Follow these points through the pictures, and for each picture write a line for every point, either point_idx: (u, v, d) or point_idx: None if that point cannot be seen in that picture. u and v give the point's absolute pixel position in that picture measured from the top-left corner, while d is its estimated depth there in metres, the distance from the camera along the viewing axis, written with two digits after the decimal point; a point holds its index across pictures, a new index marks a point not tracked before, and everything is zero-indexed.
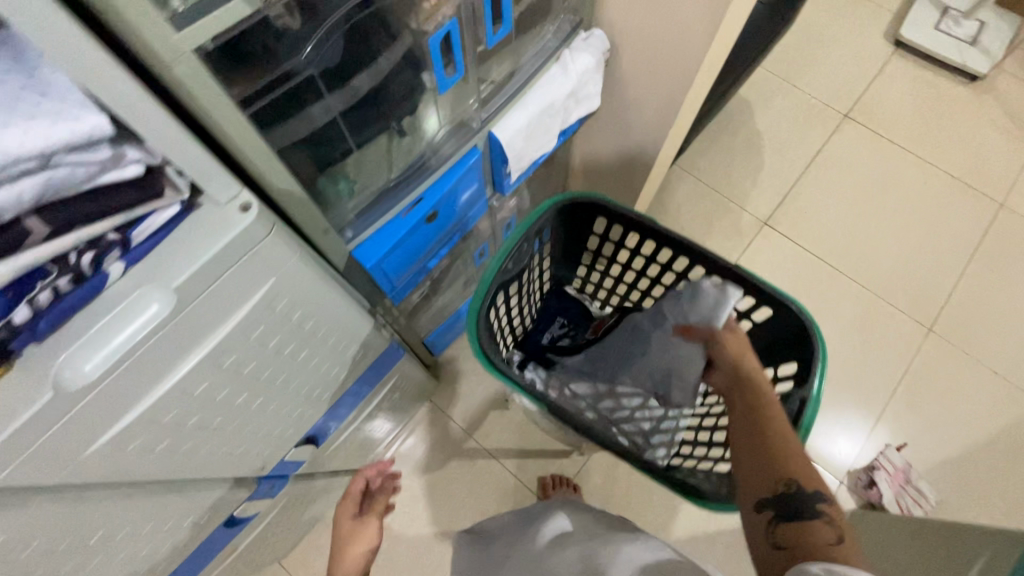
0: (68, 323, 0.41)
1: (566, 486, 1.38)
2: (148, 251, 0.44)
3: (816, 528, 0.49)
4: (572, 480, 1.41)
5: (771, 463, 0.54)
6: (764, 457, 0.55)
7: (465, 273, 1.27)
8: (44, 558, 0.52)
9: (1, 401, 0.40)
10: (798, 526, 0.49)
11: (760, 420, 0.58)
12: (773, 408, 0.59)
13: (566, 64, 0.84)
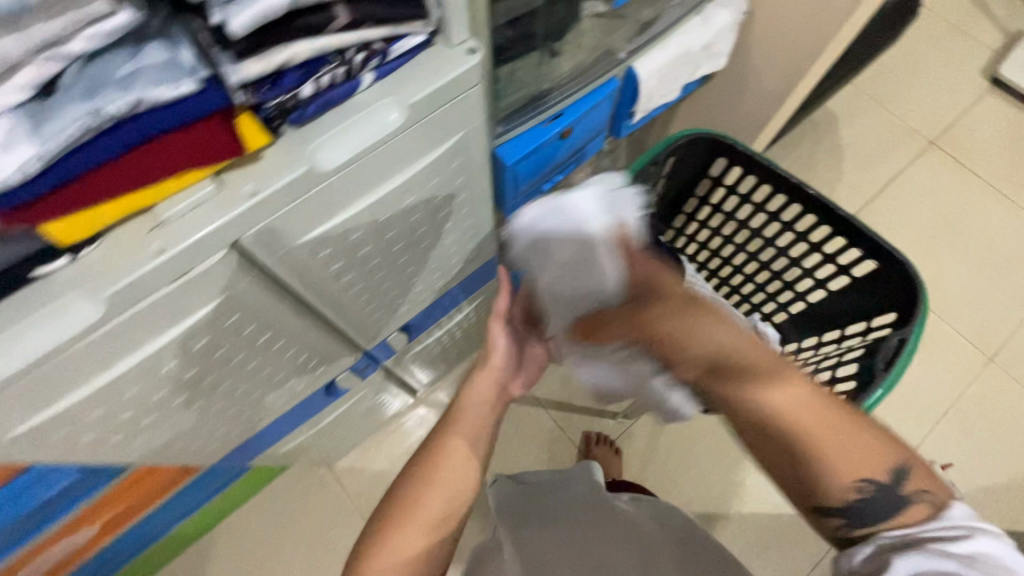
0: (326, 114, 0.49)
1: (608, 445, 1.42)
2: (393, 70, 0.51)
3: (901, 513, 0.50)
4: (613, 441, 1.45)
5: (812, 479, 0.51)
6: (811, 464, 0.51)
7: None
8: (230, 340, 0.60)
9: (270, 165, 0.48)
10: (881, 526, 0.50)
11: (791, 422, 0.50)
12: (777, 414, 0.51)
13: (707, 17, 0.90)
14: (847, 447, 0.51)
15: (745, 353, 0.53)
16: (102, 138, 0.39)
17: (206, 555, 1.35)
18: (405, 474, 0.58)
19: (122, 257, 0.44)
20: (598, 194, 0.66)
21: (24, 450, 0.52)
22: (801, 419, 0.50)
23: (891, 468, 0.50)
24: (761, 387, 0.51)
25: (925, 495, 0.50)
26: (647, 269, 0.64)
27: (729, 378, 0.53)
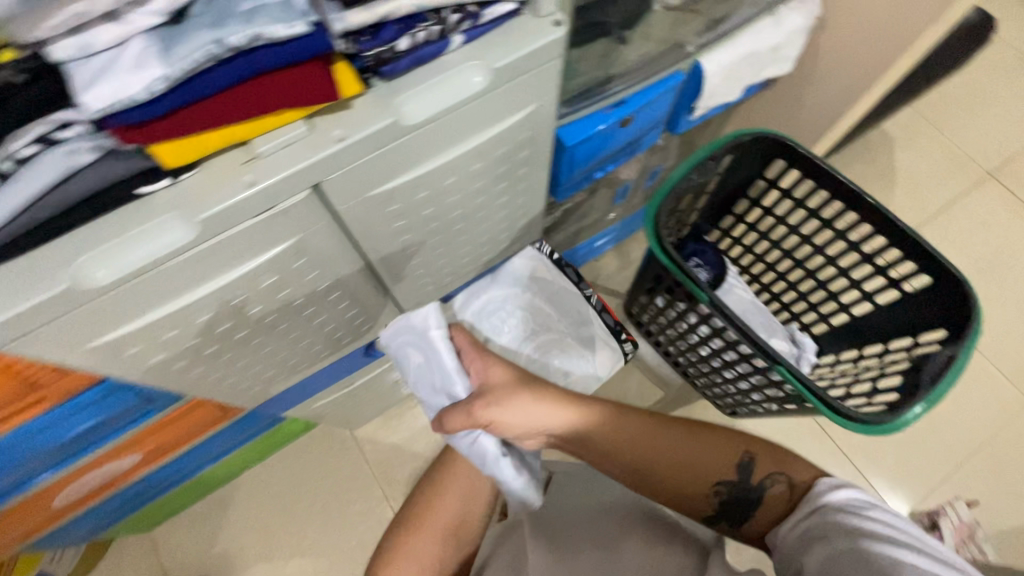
0: (415, 70, 0.52)
1: None
2: (480, 35, 0.53)
3: (765, 504, 0.62)
4: None
5: (689, 496, 0.65)
6: (681, 488, 0.65)
7: (595, 212, 1.34)
8: (293, 283, 0.62)
9: (360, 112, 0.50)
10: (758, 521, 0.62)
11: (628, 451, 0.66)
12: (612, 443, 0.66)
13: (779, 19, 0.90)
14: (692, 464, 0.66)
15: (583, 414, 0.67)
16: (217, 68, 0.42)
17: (227, 503, 1.40)
18: (416, 496, 0.77)
19: (216, 184, 0.47)
20: (418, 317, 0.67)
21: (101, 362, 0.55)
22: (636, 442, 0.66)
23: (737, 466, 0.65)
24: (609, 444, 0.67)
25: (775, 477, 0.63)
26: (462, 363, 0.67)
27: (583, 443, 0.68)
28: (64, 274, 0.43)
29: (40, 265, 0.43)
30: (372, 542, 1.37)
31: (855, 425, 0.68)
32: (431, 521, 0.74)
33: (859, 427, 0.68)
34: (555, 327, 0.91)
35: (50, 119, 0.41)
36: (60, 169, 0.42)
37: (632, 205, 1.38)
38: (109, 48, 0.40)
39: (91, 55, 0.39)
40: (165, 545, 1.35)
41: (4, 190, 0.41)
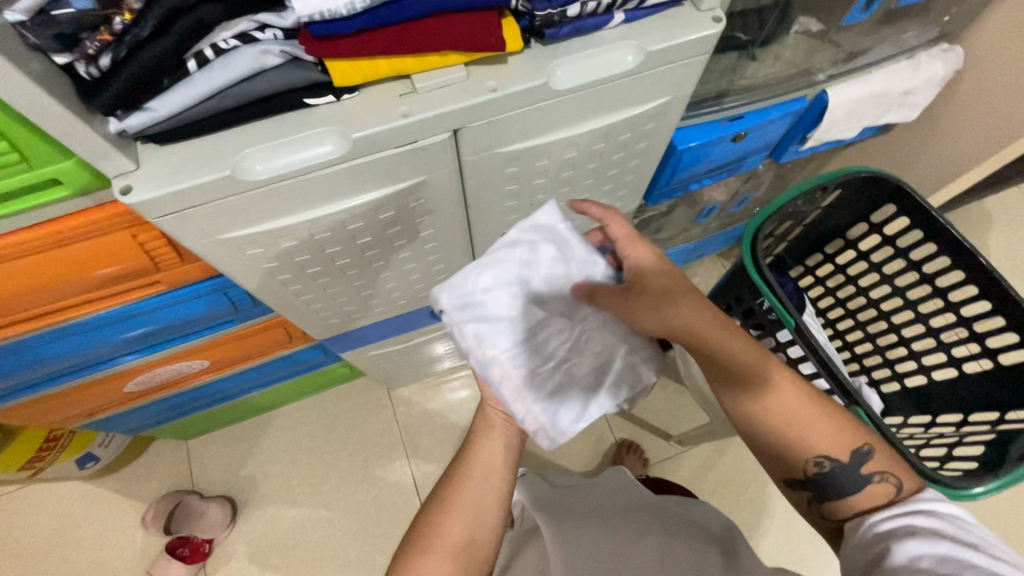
0: (573, 39, 0.53)
1: (637, 457, 1.25)
2: (641, 18, 0.54)
3: (864, 497, 0.54)
4: (643, 453, 1.28)
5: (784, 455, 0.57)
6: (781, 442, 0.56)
7: (673, 228, 1.33)
8: (403, 222, 0.65)
9: (515, 69, 0.52)
10: (843, 506, 0.55)
11: (755, 398, 0.55)
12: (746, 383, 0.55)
13: (918, 64, 0.87)
14: (806, 430, 0.55)
15: (722, 342, 0.53)
16: (408, 0, 0.45)
17: (262, 430, 1.46)
18: (427, 505, 0.60)
19: (374, 110, 0.50)
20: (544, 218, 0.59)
21: (223, 257, 0.59)
22: (773, 391, 0.55)
23: (852, 453, 0.54)
24: (736, 375, 0.54)
25: (886, 476, 0.54)
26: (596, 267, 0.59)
27: (709, 363, 0.55)
28: (226, 162, 0.47)
29: (208, 151, 0.48)
30: (388, 499, 1.39)
31: (941, 488, 0.66)
32: (448, 528, 0.56)
33: (944, 491, 0.65)
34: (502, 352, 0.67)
35: (254, 17, 0.44)
36: (250, 65, 0.45)
37: (711, 228, 1.36)
38: None
39: None
40: (198, 457, 1.42)
41: (200, 73, 0.44)
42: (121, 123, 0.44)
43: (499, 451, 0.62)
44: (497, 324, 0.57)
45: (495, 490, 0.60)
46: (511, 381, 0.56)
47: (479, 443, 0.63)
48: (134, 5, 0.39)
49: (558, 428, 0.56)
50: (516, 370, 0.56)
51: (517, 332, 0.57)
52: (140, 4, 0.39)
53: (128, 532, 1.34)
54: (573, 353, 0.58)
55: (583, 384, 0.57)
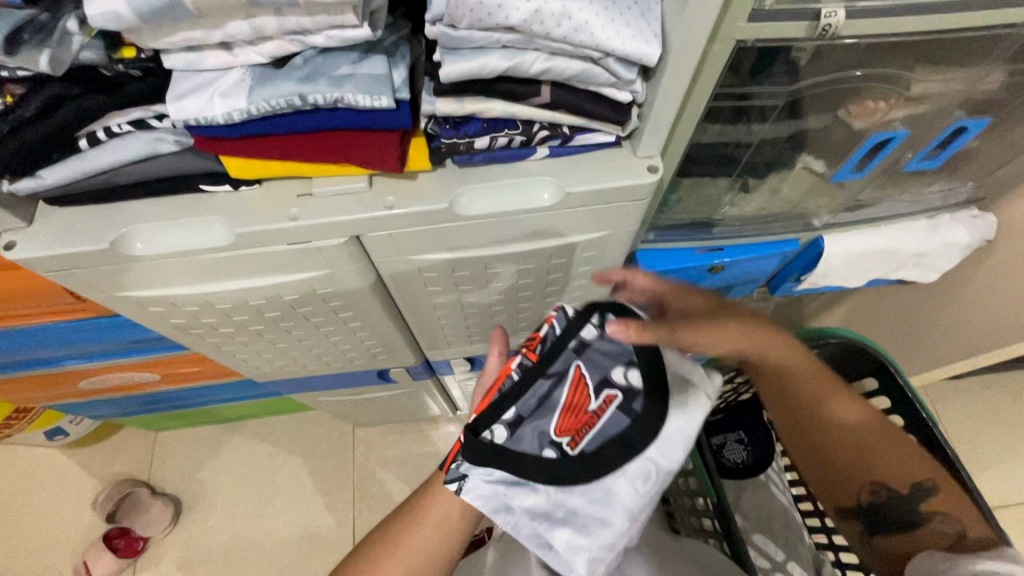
0: (491, 166, 0.51)
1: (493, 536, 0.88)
2: (570, 154, 0.51)
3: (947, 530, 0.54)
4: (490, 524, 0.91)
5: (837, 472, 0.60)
6: (852, 454, 0.57)
7: None
8: (314, 303, 0.63)
9: (423, 189, 0.50)
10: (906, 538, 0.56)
11: (819, 414, 0.56)
12: (802, 397, 0.56)
13: (936, 226, 0.77)
14: (868, 454, 0.57)
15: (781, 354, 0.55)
16: (297, 114, 0.43)
17: (226, 438, 1.48)
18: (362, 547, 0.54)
19: (267, 208, 0.49)
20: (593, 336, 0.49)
21: (125, 309, 0.59)
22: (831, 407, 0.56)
23: (913, 486, 0.56)
24: (808, 400, 0.56)
25: (950, 518, 0.54)
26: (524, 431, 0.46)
27: (776, 390, 0.57)
28: (107, 236, 0.48)
29: (96, 222, 0.49)
30: (324, 539, 1.36)
31: None
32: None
33: None
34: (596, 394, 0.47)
35: (150, 108, 0.44)
36: (142, 150, 0.46)
37: None
38: (212, 70, 0.41)
39: (197, 70, 0.41)
40: (161, 452, 1.45)
41: (91, 150, 0.45)
42: (11, 185, 0.45)
43: (437, 539, 0.52)
44: (528, 453, 0.46)
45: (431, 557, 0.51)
46: (531, 508, 0.46)
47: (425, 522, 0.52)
48: (16, 90, 0.41)
49: (567, 557, 0.46)
50: (530, 502, 0.46)
51: (552, 436, 0.46)
52: (23, 89, 0.41)
53: (78, 510, 1.38)
54: (631, 454, 0.46)
55: (649, 483, 0.47)
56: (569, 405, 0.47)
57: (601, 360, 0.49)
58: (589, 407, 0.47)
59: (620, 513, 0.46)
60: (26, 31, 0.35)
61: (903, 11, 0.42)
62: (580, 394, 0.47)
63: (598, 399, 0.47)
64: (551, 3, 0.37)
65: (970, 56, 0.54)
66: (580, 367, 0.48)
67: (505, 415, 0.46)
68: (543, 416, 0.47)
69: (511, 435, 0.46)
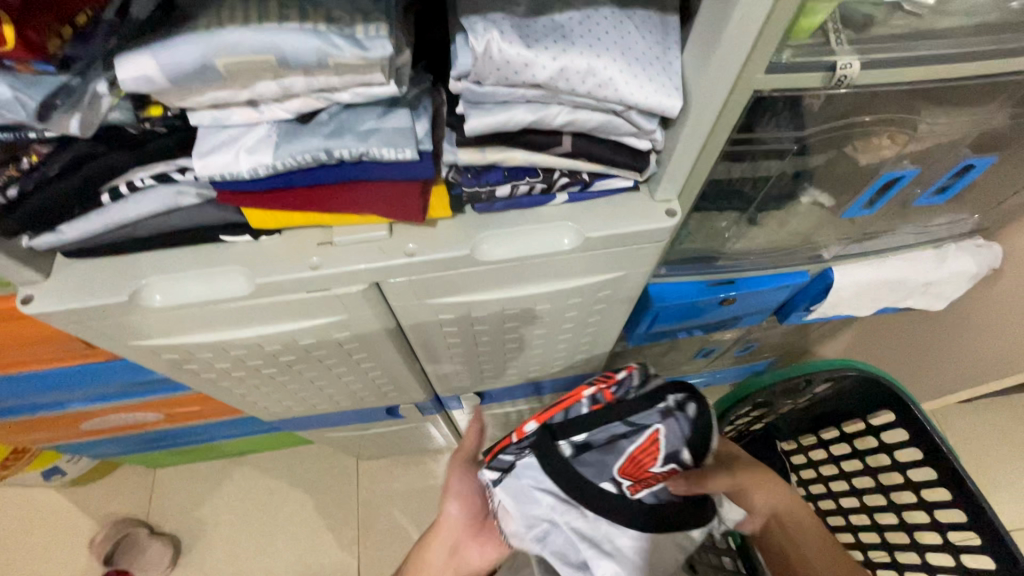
0: (510, 212, 0.51)
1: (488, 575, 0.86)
2: (588, 199, 0.52)
3: None
4: None
5: None
6: None
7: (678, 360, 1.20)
8: (329, 347, 0.62)
9: (442, 235, 0.50)
10: None
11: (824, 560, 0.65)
12: (811, 543, 0.66)
13: (943, 257, 0.78)
14: None
15: (800, 511, 0.67)
16: (320, 168, 0.44)
17: (227, 474, 1.45)
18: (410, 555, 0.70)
19: (287, 256, 0.49)
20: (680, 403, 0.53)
21: (138, 356, 0.58)
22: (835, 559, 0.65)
23: None
24: (815, 545, 0.66)
25: None
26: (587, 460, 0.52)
27: (790, 538, 0.67)
28: (126, 288, 0.47)
29: (114, 273, 0.48)
30: None
31: None
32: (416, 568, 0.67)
33: None
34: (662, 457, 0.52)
35: (173, 162, 0.44)
36: (163, 203, 0.45)
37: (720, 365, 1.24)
38: (237, 126, 0.42)
39: (222, 126, 0.42)
40: (160, 490, 1.42)
41: (112, 204, 0.45)
42: (32, 241, 0.45)
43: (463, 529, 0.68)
44: (588, 481, 0.51)
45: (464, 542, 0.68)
46: (577, 529, 0.51)
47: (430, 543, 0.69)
48: (42, 150, 0.40)
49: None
50: (578, 524, 0.51)
51: (612, 477, 0.51)
52: (49, 148, 0.41)
53: (74, 553, 1.34)
54: (673, 521, 0.52)
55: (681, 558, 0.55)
56: (638, 456, 0.51)
57: (677, 430, 0.52)
58: (652, 467, 0.52)
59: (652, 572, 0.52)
60: (59, 97, 0.35)
61: (916, 63, 0.43)
62: (649, 452, 0.51)
63: (661, 463, 0.52)
64: (577, 61, 0.38)
65: (975, 99, 0.56)
66: (660, 430, 0.51)
67: (574, 437, 0.52)
68: (609, 454, 0.52)
69: (576, 456, 0.52)
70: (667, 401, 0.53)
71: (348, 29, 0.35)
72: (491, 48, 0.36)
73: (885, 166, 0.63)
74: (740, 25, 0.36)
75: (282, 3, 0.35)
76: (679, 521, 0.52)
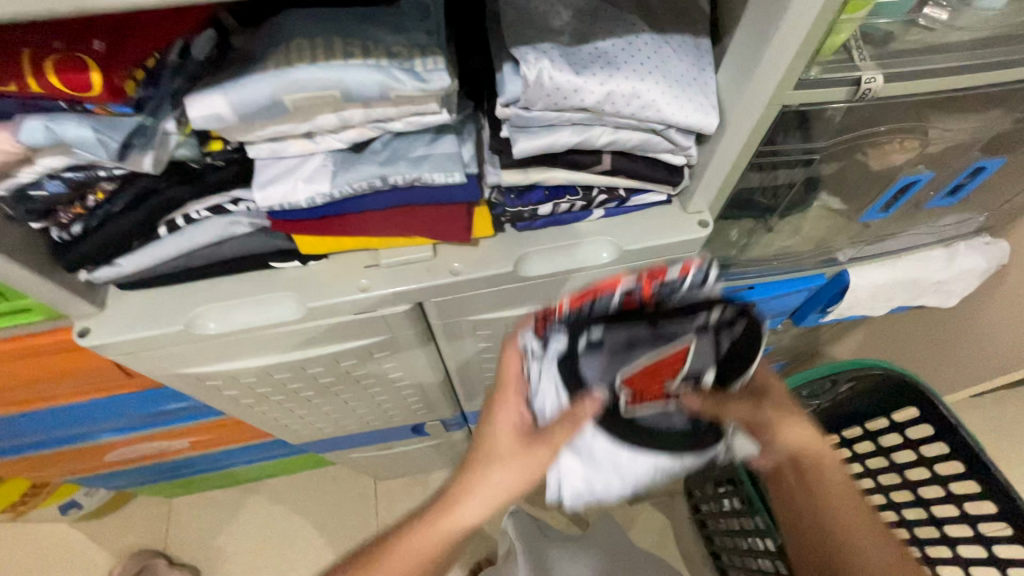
0: (549, 229, 0.53)
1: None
2: (623, 214, 0.54)
3: None
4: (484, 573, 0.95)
5: None
6: None
7: None
8: (368, 367, 0.63)
9: (485, 253, 0.52)
10: None
11: (837, 530, 0.50)
12: (830, 501, 0.51)
13: (953, 255, 0.80)
14: None
15: (822, 449, 0.51)
16: (373, 195, 0.45)
17: (244, 500, 1.43)
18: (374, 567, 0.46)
19: (336, 280, 0.51)
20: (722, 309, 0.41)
21: (183, 384, 0.59)
22: (858, 530, 0.49)
23: None
24: (826, 504, 0.51)
25: None
26: (596, 362, 0.41)
27: (803, 489, 0.52)
28: (181, 318, 0.49)
29: (167, 304, 0.49)
30: None
31: None
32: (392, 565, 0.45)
33: None
34: (683, 376, 0.42)
35: (229, 194, 0.45)
36: (217, 233, 0.47)
37: None
38: (295, 157, 0.43)
39: (279, 158, 0.43)
40: (177, 519, 1.40)
41: (168, 237, 0.46)
42: (90, 274, 0.46)
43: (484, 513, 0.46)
44: (579, 374, 0.41)
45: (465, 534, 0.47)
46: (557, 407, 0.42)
47: (388, 549, 0.46)
48: (108, 187, 0.41)
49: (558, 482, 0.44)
50: (549, 402, 0.43)
51: (618, 383, 0.41)
52: (114, 185, 0.41)
53: None
54: (666, 449, 0.42)
55: (662, 478, 0.44)
56: (653, 368, 0.41)
57: (709, 349, 0.42)
58: (669, 386, 0.42)
59: (628, 478, 0.42)
60: (136, 138, 0.36)
61: (935, 74, 0.46)
62: (670, 363, 0.41)
63: (680, 380, 0.42)
64: (623, 85, 0.40)
65: (981, 106, 0.59)
66: (686, 345, 0.41)
67: (590, 334, 0.40)
68: (623, 359, 0.41)
69: (587, 352, 0.41)
70: (704, 317, 0.41)
71: (407, 63, 0.37)
72: (543, 77, 0.38)
73: (898, 171, 0.66)
74: (776, 47, 0.38)
75: (345, 41, 0.37)
76: (675, 444, 0.42)
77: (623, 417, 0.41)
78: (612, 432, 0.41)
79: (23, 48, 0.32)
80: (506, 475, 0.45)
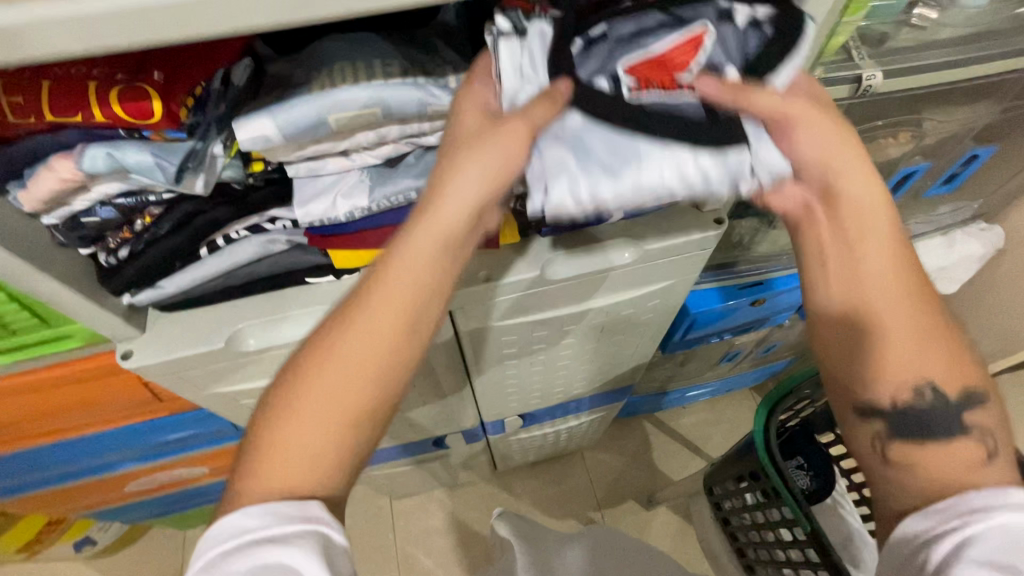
0: (571, 233, 0.55)
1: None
2: (642, 216, 0.56)
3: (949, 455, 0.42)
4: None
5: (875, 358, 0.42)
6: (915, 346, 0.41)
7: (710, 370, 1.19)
8: None
9: (513, 259, 0.54)
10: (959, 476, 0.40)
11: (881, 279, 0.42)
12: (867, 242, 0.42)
13: (952, 242, 0.83)
14: (920, 336, 0.42)
15: (847, 161, 0.41)
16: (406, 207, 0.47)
17: None
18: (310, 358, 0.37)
19: None
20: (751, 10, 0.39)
21: (218, 403, 0.60)
22: (903, 272, 0.42)
23: (961, 393, 0.42)
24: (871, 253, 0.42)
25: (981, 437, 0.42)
26: (596, 46, 0.39)
27: (836, 229, 0.42)
28: (221, 336, 0.50)
29: (206, 323, 0.51)
30: None
31: None
32: (345, 355, 0.36)
33: None
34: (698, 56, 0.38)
35: (265, 213, 0.46)
36: (255, 251, 0.48)
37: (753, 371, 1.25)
38: (332, 174, 0.45)
39: (317, 176, 0.45)
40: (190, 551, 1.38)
41: (209, 257, 0.47)
42: (133, 298, 0.48)
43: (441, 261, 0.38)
44: (561, 77, 0.38)
45: (432, 292, 0.38)
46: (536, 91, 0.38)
47: (359, 304, 0.37)
48: (155, 211, 0.43)
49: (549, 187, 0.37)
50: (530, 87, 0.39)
51: (620, 70, 0.38)
52: (160, 209, 0.43)
53: None
54: (672, 135, 0.36)
55: (674, 187, 0.37)
56: (666, 52, 0.38)
57: (734, 40, 0.38)
58: (683, 75, 0.38)
59: (625, 174, 0.36)
60: (190, 161, 0.38)
61: (929, 69, 0.49)
62: (683, 49, 0.38)
63: (694, 72, 0.38)
64: None
65: (971, 98, 0.62)
66: (706, 28, 0.38)
67: (591, 32, 0.39)
68: (626, 48, 0.38)
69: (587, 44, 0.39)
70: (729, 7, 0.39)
71: (442, 80, 0.41)
72: None
73: (896, 162, 0.69)
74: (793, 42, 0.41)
75: (384, 62, 0.40)
76: (683, 134, 0.36)
77: (628, 103, 0.37)
78: (588, 113, 0.37)
79: (88, 80, 0.35)
80: (469, 179, 0.37)
